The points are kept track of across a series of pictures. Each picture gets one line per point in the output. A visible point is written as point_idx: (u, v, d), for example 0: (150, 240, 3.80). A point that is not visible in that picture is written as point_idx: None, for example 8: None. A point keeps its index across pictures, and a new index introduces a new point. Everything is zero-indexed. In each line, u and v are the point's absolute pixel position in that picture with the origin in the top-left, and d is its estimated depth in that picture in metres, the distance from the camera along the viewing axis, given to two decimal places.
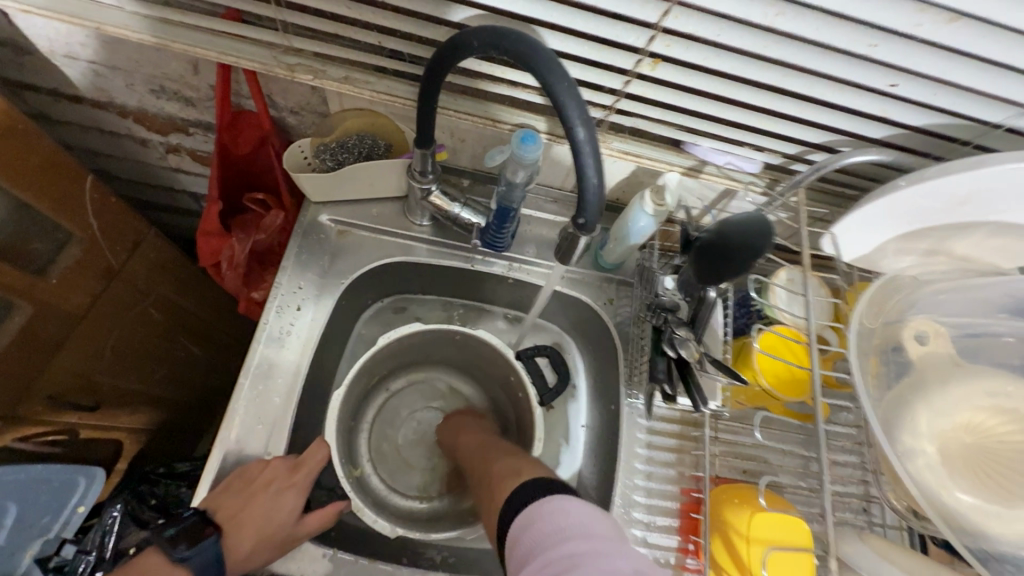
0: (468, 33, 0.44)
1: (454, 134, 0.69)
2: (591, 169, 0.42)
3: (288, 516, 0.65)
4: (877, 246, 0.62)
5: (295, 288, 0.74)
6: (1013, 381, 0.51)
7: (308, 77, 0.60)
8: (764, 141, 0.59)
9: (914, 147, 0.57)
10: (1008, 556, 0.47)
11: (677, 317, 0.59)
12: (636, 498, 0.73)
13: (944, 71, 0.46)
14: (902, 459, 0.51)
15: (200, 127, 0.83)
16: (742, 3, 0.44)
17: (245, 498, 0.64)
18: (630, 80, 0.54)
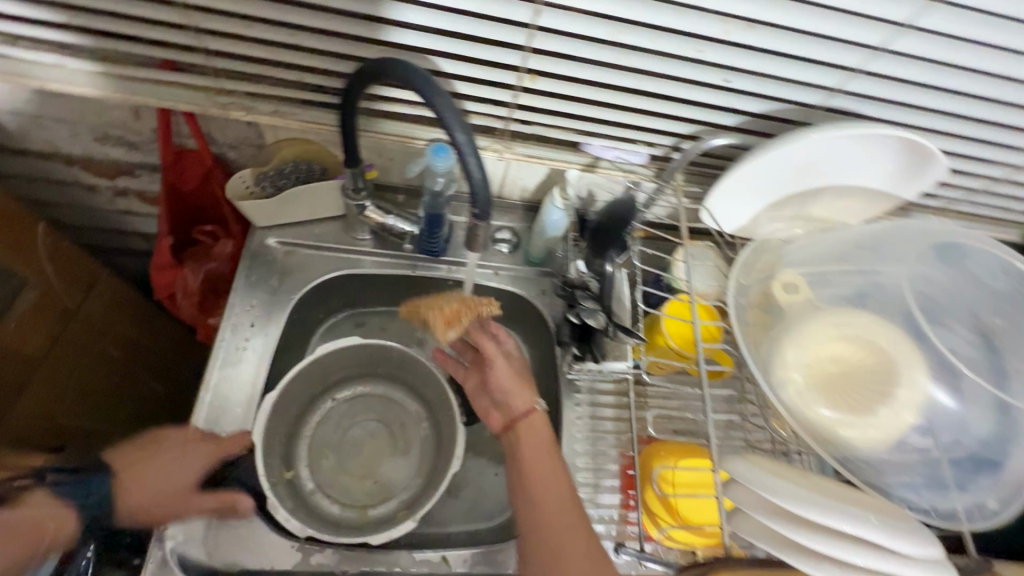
0: (367, 70, 0.54)
1: (382, 155, 0.77)
2: (474, 166, 0.50)
3: (186, 482, 0.65)
4: (752, 216, 0.73)
5: (248, 307, 0.80)
6: (860, 314, 0.60)
7: (240, 113, 0.68)
8: (643, 136, 0.70)
9: (760, 131, 0.68)
10: (864, 455, 0.56)
11: (586, 292, 0.69)
12: (579, 463, 0.79)
13: (759, 66, 0.58)
14: (776, 390, 0.60)
15: (145, 168, 0.89)
16: (588, 25, 0.55)
17: (155, 451, 0.68)
18: (516, 93, 0.64)
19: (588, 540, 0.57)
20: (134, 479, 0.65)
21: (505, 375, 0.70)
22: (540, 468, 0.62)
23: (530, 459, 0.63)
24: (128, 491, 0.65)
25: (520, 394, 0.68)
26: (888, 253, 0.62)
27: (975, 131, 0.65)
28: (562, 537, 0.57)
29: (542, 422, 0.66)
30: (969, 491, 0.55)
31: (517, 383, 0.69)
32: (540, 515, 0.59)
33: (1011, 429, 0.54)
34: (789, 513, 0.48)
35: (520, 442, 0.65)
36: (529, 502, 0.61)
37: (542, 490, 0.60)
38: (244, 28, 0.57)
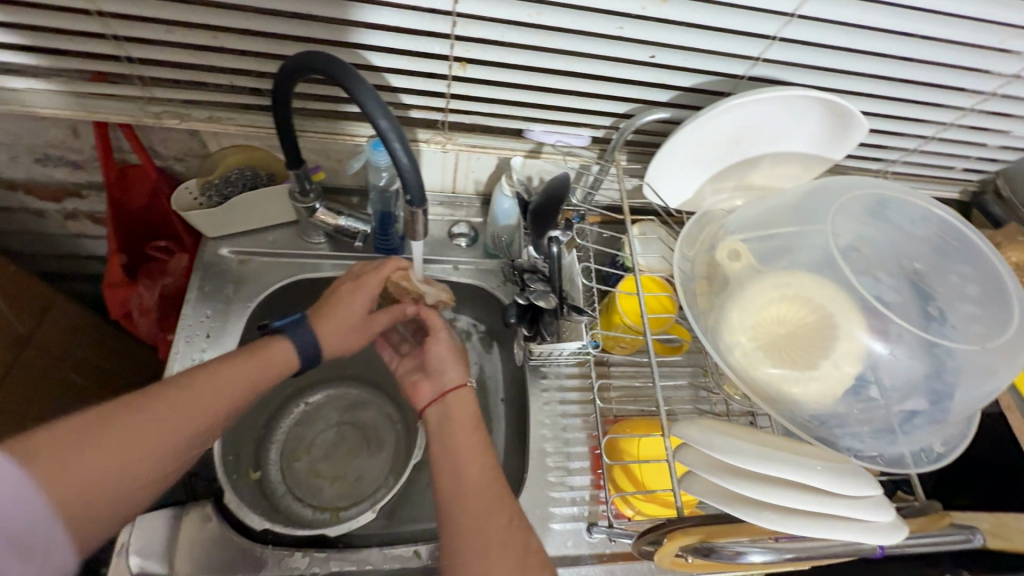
0: (289, 69, 0.54)
1: (330, 157, 0.78)
2: (401, 151, 0.50)
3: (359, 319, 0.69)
4: (695, 190, 0.75)
5: (201, 317, 0.79)
6: (800, 275, 0.59)
7: (175, 122, 0.68)
8: (581, 118, 0.71)
9: (693, 105, 0.70)
10: (807, 409, 0.57)
11: (536, 275, 0.70)
12: (548, 448, 0.78)
13: (681, 40, 0.59)
14: (722, 354, 0.61)
15: (92, 188, 0.88)
16: (508, 9, 0.56)
17: (329, 297, 0.69)
18: (450, 83, 0.65)
19: (515, 523, 0.56)
20: (341, 330, 0.68)
21: (443, 348, 0.70)
22: (468, 445, 0.61)
23: (456, 437, 0.62)
24: (332, 338, 0.68)
25: (454, 368, 0.69)
26: (813, 209, 0.62)
27: (896, 92, 0.68)
28: (487, 518, 0.55)
29: (470, 398, 0.66)
30: (913, 436, 0.57)
31: (453, 358, 0.70)
32: (465, 488, 0.57)
33: (946, 370, 0.54)
34: (737, 470, 0.48)
35: (450, 421, 0.64)
36: (455, 477, 0.59)
37: (469, 467, 0.59)
38: (166, 34, 0.56)
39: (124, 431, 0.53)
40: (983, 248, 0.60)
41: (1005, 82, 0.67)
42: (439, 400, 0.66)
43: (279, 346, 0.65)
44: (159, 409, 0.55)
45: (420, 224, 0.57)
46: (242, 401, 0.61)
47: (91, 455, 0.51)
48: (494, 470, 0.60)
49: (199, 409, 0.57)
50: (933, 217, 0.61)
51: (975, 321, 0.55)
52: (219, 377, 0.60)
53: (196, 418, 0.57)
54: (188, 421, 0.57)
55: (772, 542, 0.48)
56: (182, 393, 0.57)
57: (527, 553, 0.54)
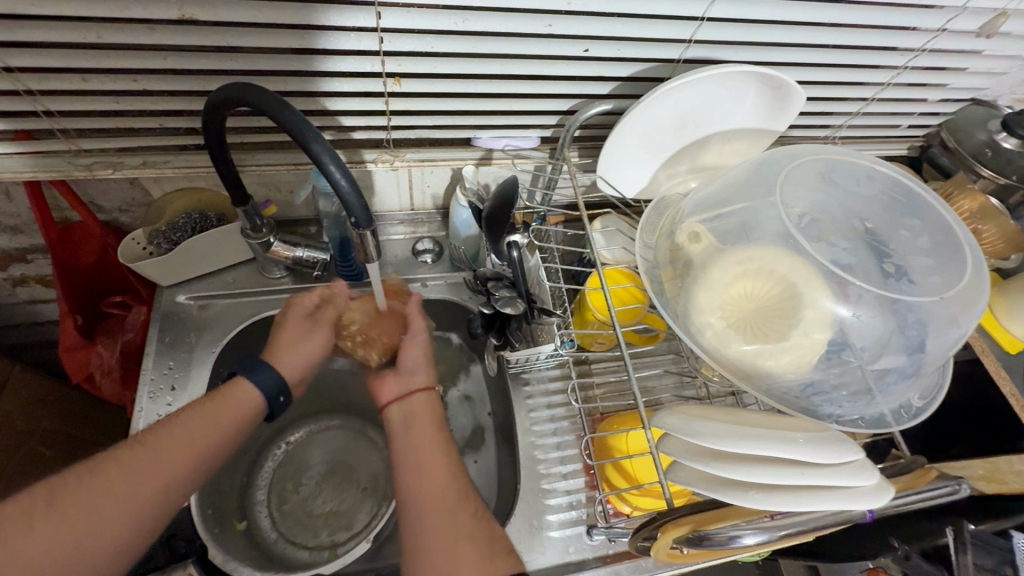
0: (212, 103, 0.52)
1: (279, 189, 0.76)
2: (336, 171, 0.48)
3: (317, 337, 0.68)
4: (647, 177, 0.75)
5: (164, 370, 0.76)
6: (759, 249, 0.58)
7: (108, 172, 0.66)
8: (527, 119, 0.71)
9: (635, 93, 0.71)
10: (781, 380, 0.57)
11: (500, 282, 0.69)
12: (538, 454, 0.77)
13: (611, 31, 0.59)
14: (694, 337, 0.60)
15: (38, 251, 0.85)
16: (433, 19, 0.55)
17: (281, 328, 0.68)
18: (388, 99, 0.64)
19: (479, 514, 0.54)
20: (295, 344, 0.66)
21: (415, 350, 0.68)
22: (429, 445, 0.58)
23: (420, 436, 0.59)
24: (287, 357, 0.65)
25: (425, 371, 0.66)
26: (762, 181, 0.62)
27: (829, 59, 0.69)
28: (453, 539, 0.51)
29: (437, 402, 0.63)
30: (891, 394, 0.57)
31: (426, 359, 0.67)
32: (427, 486, 0.55)
33: (910, 324, 0.54)
34: (716, 454, 0.47)
35: (415, 420, 0.61)
36: (415, 481, 0.55)
37: (431, 464, 0.56)
38: (80, 83, 0.55)
39: (88, 499, 0.48)
40: (928, 200, 0.60)
41: (932, 37, 0.69)
42: (400, 399, 0.63)
43: (239, 389, 0.60)
44: (125, 472, 0.50)
45: (371, 242, 0.55)
46: (216, 453, 0.56)
47: (53, 530, 0.45)
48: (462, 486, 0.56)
49: (168, 469, 0.52)
50: (877, 175, 0.62)
51: (930, 272, 0.56)
52: (184, 432, 0.55)
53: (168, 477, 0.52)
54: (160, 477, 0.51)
55: (765, 521, 0.46)
56: (148, 454, 0.52)
57: (494, 542, 0.52)
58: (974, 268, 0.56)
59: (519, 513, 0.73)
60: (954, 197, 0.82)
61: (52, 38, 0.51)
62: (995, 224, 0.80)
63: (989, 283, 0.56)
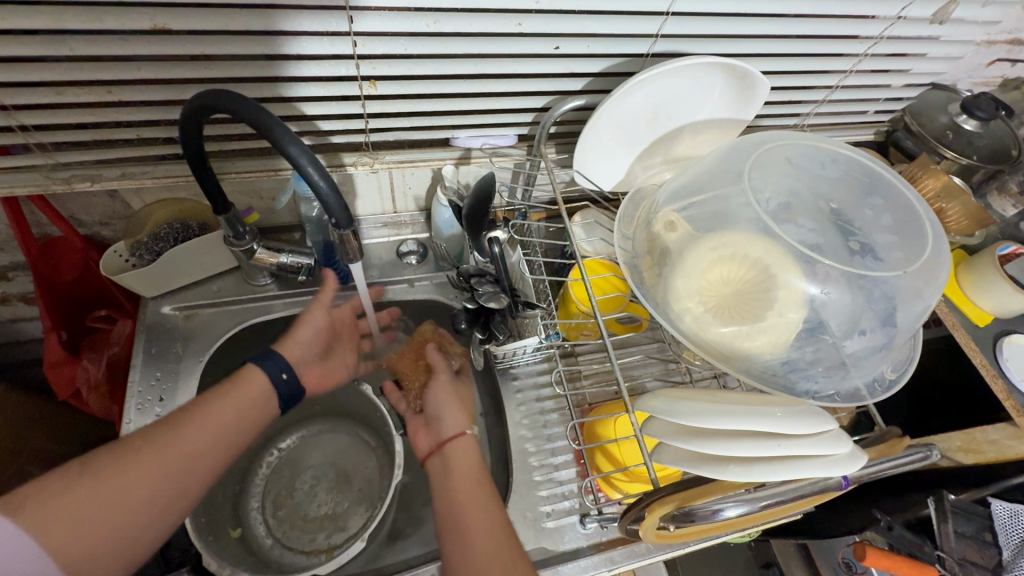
0: (189, 112, 0.53)
1: (262, 197, 0.77)
2: (313, 172, 0.49)
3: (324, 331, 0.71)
4: (622, 171, 0.78)
5: (152, 380, 0.76)
6: (732, 235, 0.60)
7: (87, 184, 0.66)
8: (502, 117, 0.73)
9: (606, 88, 0.73)
10: (760, 360, 0.59)
11: (483, 279, 0.70)
12: (529, 446, 0.78)
13: (579, 27, 0.61)
14: (673, 323, 0.61)
15: (19, 268, 0.85)
16: (405, 21, 0.56)
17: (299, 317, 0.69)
18: (365, 102, 0.65)
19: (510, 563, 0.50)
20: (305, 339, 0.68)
21: (443, 393, 0.67)
22: (469, 498, 0.55)
23: (459, 490, 0.56)
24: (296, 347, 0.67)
25: (455, 416, 0.64)
26: (731, 169, 0.64)
27: (791, 48, 0.71)
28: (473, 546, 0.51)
29: (471, 446, 0.61)
30: (864, 368, 0.59)
31: (453, 403, 0.66)
32: (467, 545, 0.52)
33: (876, 298, 0.56)
34: (698, 429, 0.49)
35: (450, 471, 0.58)
36: (457, 539, 0.53)
37: (471, 518, 0.54)
38: (55, 96, 0.56)
39: (113, 477, 0.49)
40: (891, 179, 0.63)
41: (889, 25, 0.71)
42: (438, 450, 0.61)
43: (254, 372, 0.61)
44: (147, 448, 0.52)
45: (353, 243, 0.57)
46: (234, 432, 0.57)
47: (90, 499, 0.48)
48: (484, 491, 0.56)
49: (187, 453, 0.53)
50: (840, 158, 0.64)
51: (895, 247, 0.58)
52: (205, 415, 0.56)
53: (189, 461, 0.53)
54: (183, 452, 0.53)
55: (746, 494, 0.47)
56: (172, 436, 0.53)
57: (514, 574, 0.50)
58: (935, 244, 0.58)
59: (514, 506, 0.74)
60: (919, 179, 0.85)
61: (24, 52, 0.51)
62: (959, 202, 0.83)
63: (950, 256, 0.59)
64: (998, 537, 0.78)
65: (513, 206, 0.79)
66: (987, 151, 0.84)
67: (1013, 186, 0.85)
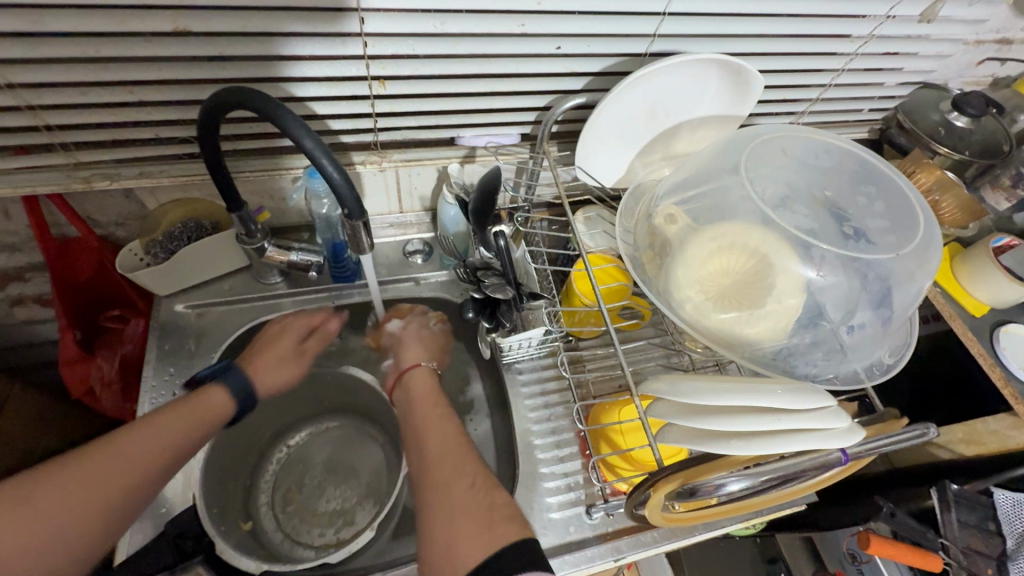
0: (207, 109, 0.55)
1: (273, 197, 0.80)
2: (326, 161, 0.51)
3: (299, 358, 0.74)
4: (623, 169, 0.80)
5: (165, 376, 0.78)
6: (730, 225, 0.62)
7: (106, 183, 0.68)
8: (506, 116, 0.75)
9: (606, 87, 0.75)
10: (761, 346, 0.60)
11: (489, 271, 0.71)
12: (536, 438, 0.79)
13: (579, 28, 0.64)
14: (675, 311, 0.63)
15: (36, 269, 0.87)
16: (415, 23, 0.59)
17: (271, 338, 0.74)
18: (374, 102, 0.68)
19: (479, 484, 0.52)
20: (273, 362, 0.71)
21: (405, 338, 0.75)
22: (428, 418, 0.61)
23: (419, 410, 0.62)
24: (265, 373, 0.70)
25: (415, 356, 0.72)
26: (727, 162, 0.66)
27: (784, 47, 0.74)
28: (441, 470, 0.54)
29: (426, 375, 0.68)
30: (862, 352, 0.61)
31: (416, 345, 0.74)
32: (432, 459, 0.55)
33: (870, 281, 0.58)
34: (703, 407, 0.50)
35: (410, 395, 0.65)
36: (418, 450, 0.57)
37: (432, 434, 0.58)
38: (80, 96, 0.58)
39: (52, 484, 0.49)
40: (884, 169, 0.65)
41: (879, 24, 0.74)
42: (399, 382, 0.69)
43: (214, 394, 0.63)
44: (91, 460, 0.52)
45: (364, 233, 0.58)
46: (177, 456, 0.57)
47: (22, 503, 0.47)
48: (439, 411, 0.62)
49: (128, 465, 0.53)
50: (834, 149, 0.66)
51: (887, 233, 0.60)
52: (148, 426, 0.56)
53: (125, 476, 0.52)
54: (127, 466, 0.53)
55: (749, 469, 0.48)
56: (108, 448, 0.53)
57: (493, 507, 0.50)
58: (927, 229, 0.60)
59: (520, 497, 0.75)
60: (914, 173, 0.88)
61: (53, 53, 0.54)
62: (952, 194, 0.86)
63: (942, 243, 0.60)
64: (1001, 527, 0.77)
65: (516, 206, 0.81)
66: (979, 147, 0.85)
67: (1006, 180, 0.86)
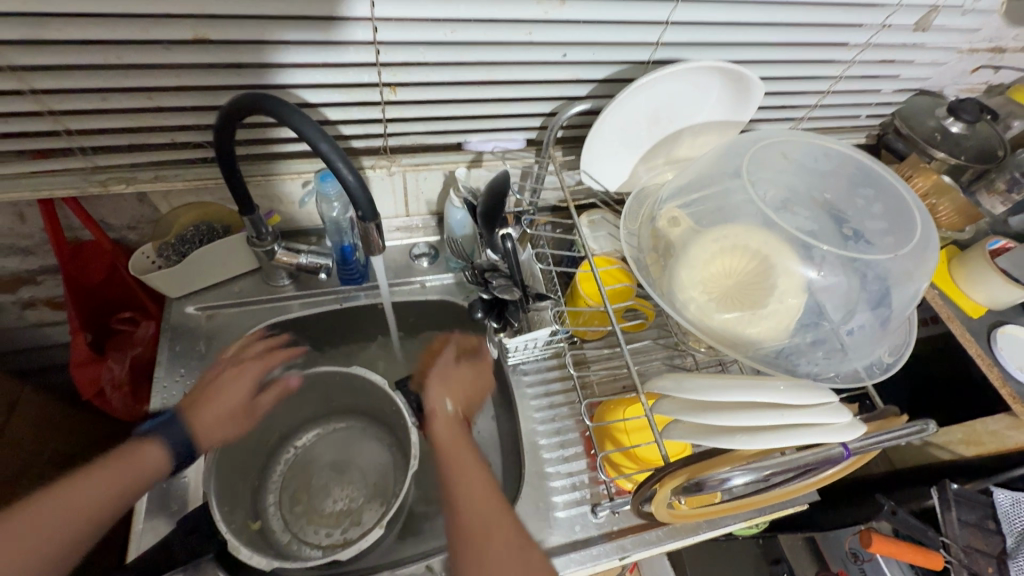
0: (225, 114, 0.56)
1: (283, 201, 0.81)
2: (341, 164, 0.53)
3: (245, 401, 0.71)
4: (626, 173, 0.82)
5: (176, 377, 0.79)
6: (732, 227, 0.63)
7: (121, 186, 0.69)
8: (512, 121, 0.77)
9: (610, 94, 0.77)
10: (763, 345, 0.62)
11: (496, 272, 0.73)
12: (541, 438, 0.80)
13: (584, 36, 0.66)
14: (679, 312, 0.64)
15: (49, 272, 0.89)
16: (426, 31, 0.61)
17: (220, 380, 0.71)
18: (385, 108, 0.69)
19: (514, 543, 0.56)
20: (219, 409, 0.69)
21: (439, 375, 0.73)
22: (465, 472, 0.62)
23: (455, 463, 0.63)
24: (209, 421, 0.67)
25: (448, 398, 0.70)
26: (729, 166, 0.67)
27: (783, 55, 0.76)
28: (477, 531, 0.57)
29: (456, 422, 0.68)
30: (862, 351, 0.62)
31: (451, 384, 0.72)
32: (468, 518, 0.58)
33: (869, 280, 0.60)
34: (708, 403, 0.51)
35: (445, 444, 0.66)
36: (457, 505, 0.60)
37: (471, 490, 0.61)
38: (100, 102, 0.60)
39: None
40: (882, 172, 0.66)
41: (875, 32, 0.76)
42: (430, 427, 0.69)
43: (150, 448, 0.63)
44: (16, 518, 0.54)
45: (377, 234, 0.60)
46: (103, 511, 0.58)
47: None
48: (474, 465, 0.64)
49: (50, 521, 0.55)
50: (833, 153, 0.68)
51: (886, 234, 0.61)
52: (80, 482, 0.58)
53: (45, 532, 0.54)
54: (48, 523, 0.54)
55: (754, 465, 0.49)
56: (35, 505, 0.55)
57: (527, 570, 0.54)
58: (924, 231, 0.62)
59: (526, 496, 0.76)
60: (911, 177, 0.91)
61: (75, 60, 0.55)
62: (949, 198, 0.90)
63: (939, 245, 0.62)
64: (1001, 526, 0.78)
65: (521, 209, 0.82)
66: (975, 151, 0.87)
67: (1001, 184, 0.87)
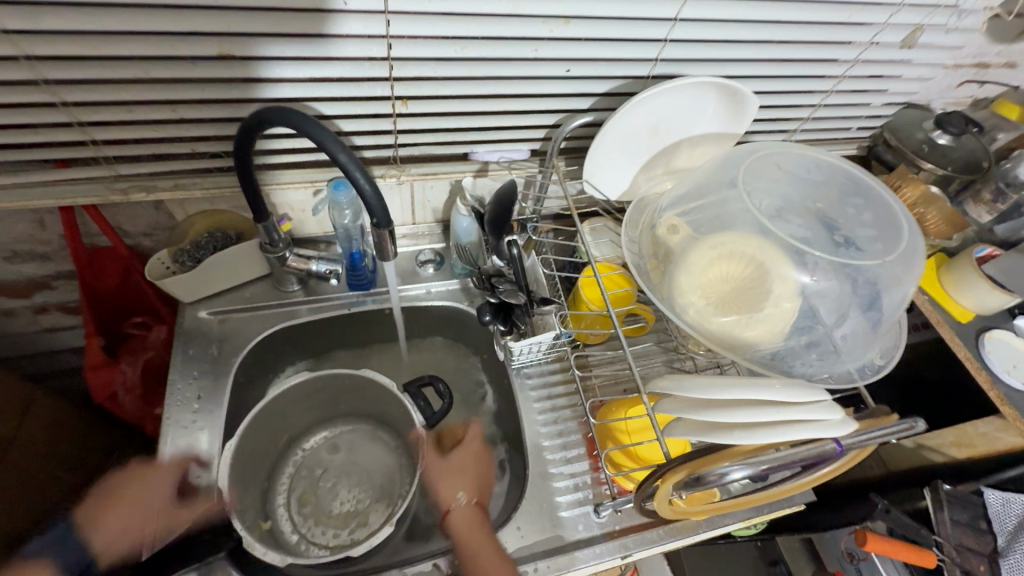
0: (245, 127, 0.59)
1: (295, 208, 0.84)
2: (359, 175, 0.56)
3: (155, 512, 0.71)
4: (627, 182, 0.85)
5: (189, 379, 0.81)
6: (729, 234, 0.66)
7: (142, 194, 0.72)
8: (517, 133, 0.80)
9: (611, 106, 0.80)
10: (759, 347, 0.64)
11: (502, 277, 0.77)
12: (544, 440, 0.82)
13: (587, 53, 0.69)
14: (678, 315, 0.67)
15: (63, 277, 0.91)
16: (438, 48, 0.64)
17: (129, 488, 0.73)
18: (396, 120, 0.72)
19: None
20: (120, 522, 0.71)
21: (442, 470, 0.78)
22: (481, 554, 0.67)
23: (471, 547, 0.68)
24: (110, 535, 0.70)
25: (456, 488, 0.76)
26: (726, 176, 0.70)
27: (776, 70, 0.80)
28: None
29: (469, 509, 0.73)
30: (854, 353, 0.65)
31: (455, 475, 0.78)
32: None
33: (860, 285, 0.63)
34: (709, 401, 0.54)
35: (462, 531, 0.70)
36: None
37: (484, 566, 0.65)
38: (126, 113, 0.63)
39: None
40: (871, 182, 0.69)
41: (864, 49, 0.80)
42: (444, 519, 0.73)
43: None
44: None
45: (388, 242, 0.63)
46: None
47: None
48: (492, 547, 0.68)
49: None
50: (824, 164, 0.71)
51: (875, 241, 0.64)
52: None
53: None
54: None
55: (754, 459, 0.51)
56: None
57: None
58: (911, 238, 0.65)
59: (530, 496, 0.78)
60: (900, 186, 0.94)
61: (104, 74, 0.58)
62: (936, 207, 0.92)
63: (925, 250, 0.65)
64: (992, 525, 0.81)
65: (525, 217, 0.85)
66: (962, 163, 0.90)
67: (987, 195, 0.91)
